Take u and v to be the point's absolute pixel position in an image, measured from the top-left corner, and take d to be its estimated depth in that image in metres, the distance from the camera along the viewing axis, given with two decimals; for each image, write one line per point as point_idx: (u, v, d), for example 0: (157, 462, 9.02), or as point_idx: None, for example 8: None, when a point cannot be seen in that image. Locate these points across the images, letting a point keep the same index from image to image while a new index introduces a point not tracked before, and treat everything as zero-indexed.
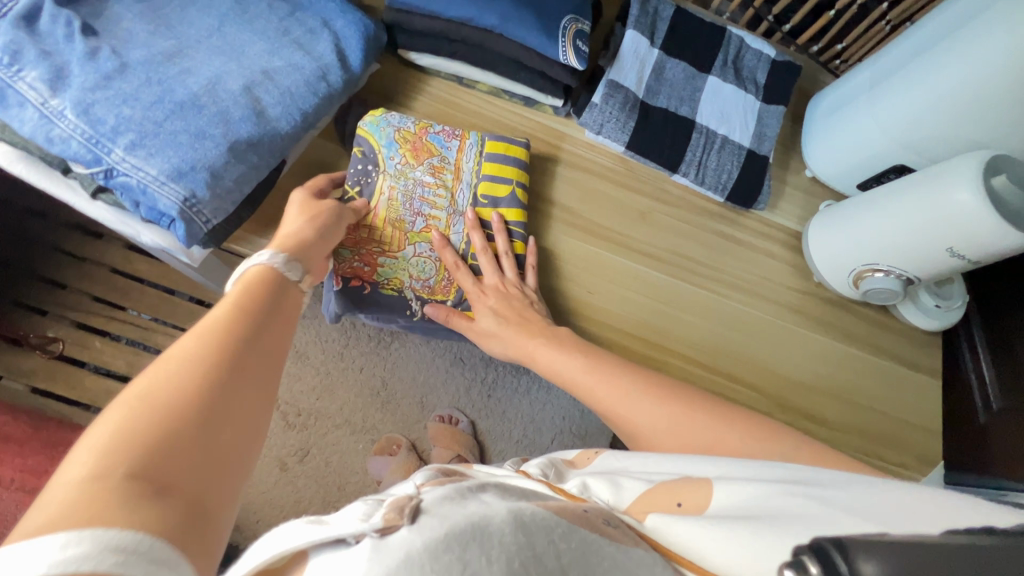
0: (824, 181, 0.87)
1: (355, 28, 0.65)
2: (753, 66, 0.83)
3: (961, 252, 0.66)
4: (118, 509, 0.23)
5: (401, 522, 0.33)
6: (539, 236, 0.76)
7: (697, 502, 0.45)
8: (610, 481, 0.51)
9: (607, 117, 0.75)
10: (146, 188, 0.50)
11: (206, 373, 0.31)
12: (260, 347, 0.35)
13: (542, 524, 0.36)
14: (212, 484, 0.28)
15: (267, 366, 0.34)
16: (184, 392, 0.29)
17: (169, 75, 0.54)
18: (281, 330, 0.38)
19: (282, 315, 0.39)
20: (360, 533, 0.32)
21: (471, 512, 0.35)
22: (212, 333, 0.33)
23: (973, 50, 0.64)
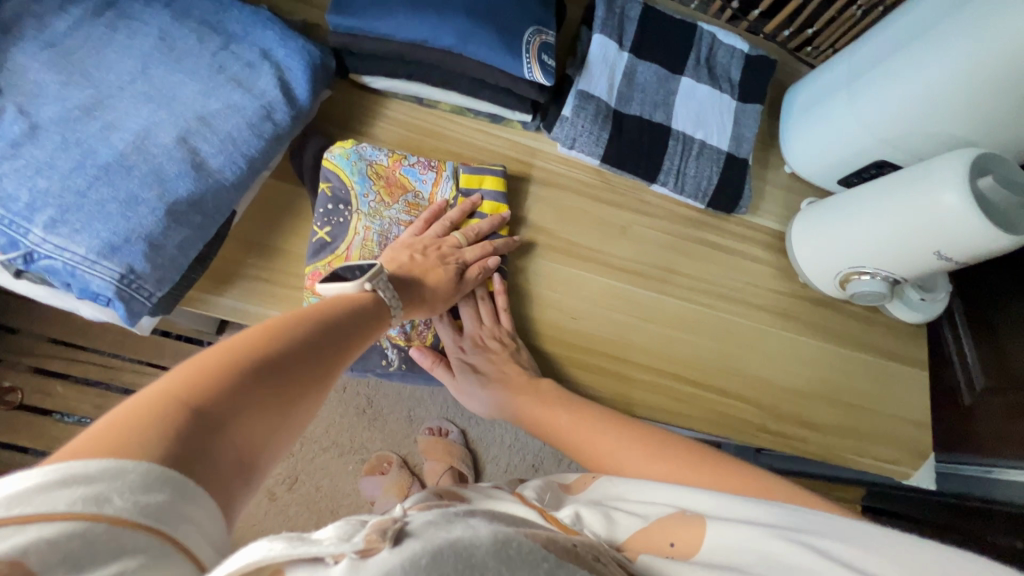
0: (804, 177, 0.84)
1: (299, 56, 0.58)
2: (726, 63, 0.80)
3: (949, 255, 0.64)
4: (166, 430, 0.31)
5: (382, 543, 0.32)
6: (518, 263, 0.72)
7: (689, 542, 0.46)
8: (604, 514, 0.50)
9: (579, 130, 0.71)
10: (75, 270, 0.45)
11: (276, 356, 0.40)
12: (334, 352, 0.45)
13: (522, 548, 0.34)
14: (259, 448, 0.36)
15: (316, 373, 0.42)
16: (258, 362, 0.38)
17: (88, 134, 0.48)
18: (354, 340, 0.48)
19: (371, 327, 0.51)
20: (339, 553, 0.31)
21: (454, 538, 0.33)
22: (306, 325, 0.44)
23: (957, 44, 0.62)
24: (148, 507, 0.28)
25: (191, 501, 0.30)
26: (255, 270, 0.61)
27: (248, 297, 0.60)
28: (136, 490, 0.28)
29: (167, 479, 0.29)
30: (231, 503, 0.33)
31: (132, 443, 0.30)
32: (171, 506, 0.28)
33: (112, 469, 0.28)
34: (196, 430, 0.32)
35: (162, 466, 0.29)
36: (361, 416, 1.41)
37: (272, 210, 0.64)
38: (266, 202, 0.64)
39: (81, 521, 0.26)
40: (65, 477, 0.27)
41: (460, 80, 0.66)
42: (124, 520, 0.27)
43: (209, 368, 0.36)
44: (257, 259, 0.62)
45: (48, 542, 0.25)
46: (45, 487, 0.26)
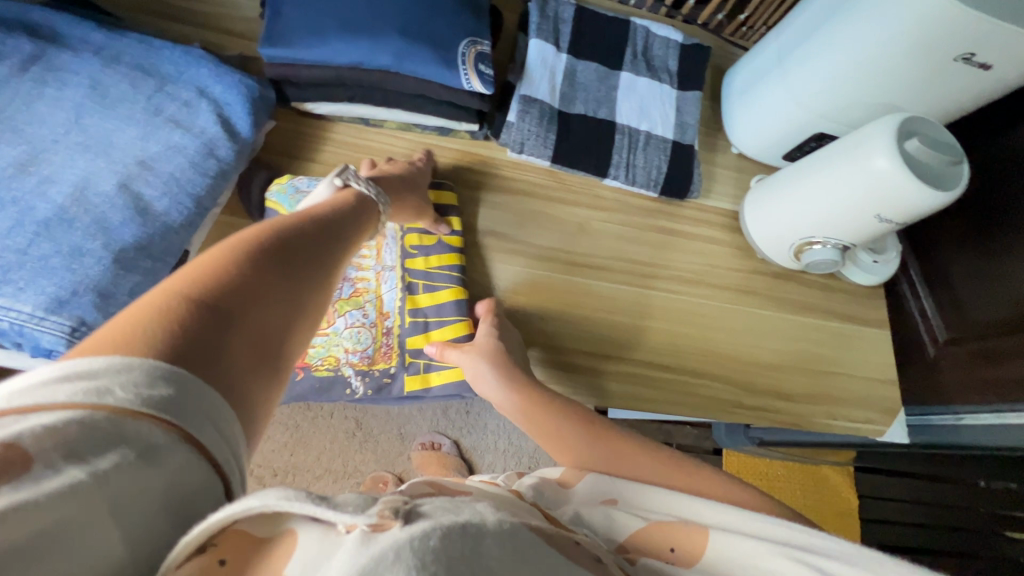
0: (751, 156, 0.87)
1: (237, 91, 0.59)
2: (663, 54, 0.82)
3: (888, 217, 0.67)
4: (166, 328, 0.30)
5: (395, 519, 0.29)
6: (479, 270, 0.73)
7: (690, 551, 0.48)
8: (605, 513, 0.51)
9: (526, 134, 0.73)
10: (23, 328, 0.45)
11: (265, 254, 0.39)
12: (328, 254, 0.44)
13: (529, 538, 0.35)
14: (268, 343, 0.36)
15: (309, 270, 0.41)
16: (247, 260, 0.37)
17: (25, 191, 0.48)
18: (344, 244, 0.47)
19: (360, 233, 0.50)
20: (352, 523, 0.28)
21: (461, 521, 0.31)
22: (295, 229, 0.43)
23: (869, 18, 0.65)
24: (157, 400, 0.27)
25: (198, 396, 0.29)
26: None
27: None
28: (140, 383, 0.27)
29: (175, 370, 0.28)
30: (250, 395, 0.33)
31: (136, 341, 0.28)
32: (177, 400, 0.27)
33: (111, 368, 0.27)
34: (203, 326, 0.32)
35: (163, 362, 0.28)
36: (352, 439, 1.40)
37: None
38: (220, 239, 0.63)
39: (83, 411, 0.25)
40: (69, 373, 0.26)
41: (401, 97, 0.67)
42: (128, 409, 0.26)
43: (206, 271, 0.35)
44: None
45: (45, 431, 0.23)
46: (43, 383, 0.25)
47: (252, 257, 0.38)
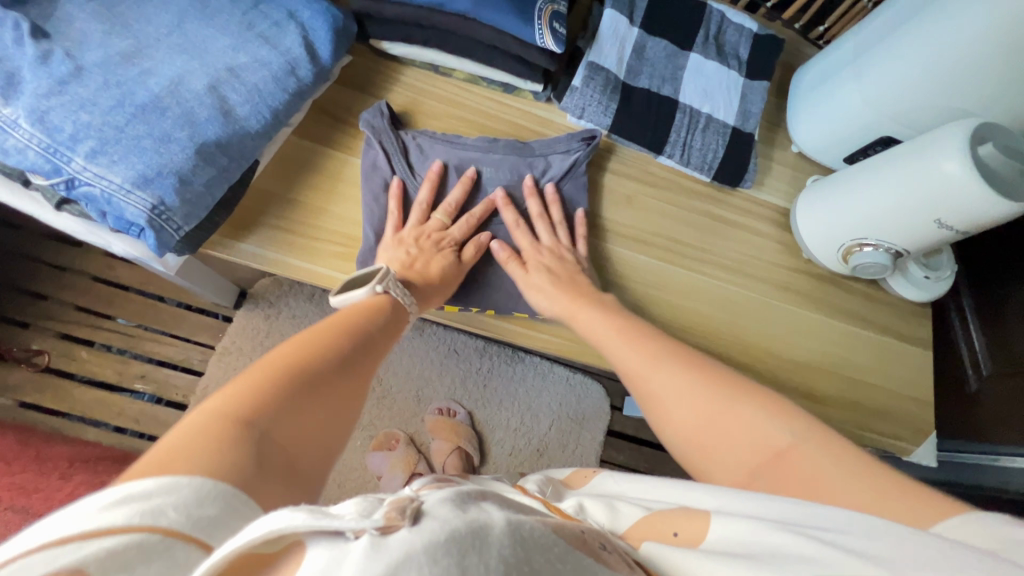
0: (811, 155, 0.86)
1: (323, 18, 0.62)
2: (735, 42, 0.82)
3: (950, 223, 0.65)
4: (228, 429, 0.37)
5: (402, 522, 0.31)
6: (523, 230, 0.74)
7: (693, 533, 0.44)
8: (609, 506, 0.52)
9: (588, 101, 0.74)
10: (111, 197, 0.48)
11: (314, 362, 0.46)
12: (359, 361, 0.50)
13: (541, 540, 0.36)
14: (312, 438, 0.42)
15: (355, 376, 0.49)
16: (298, 363, 0.45)
17: (128, 77, 0.52)
18: (378, 345, 0.54)
19: (391, 333, 0.57)
20: (360, 528, 0.30)
21: (471, 520, 0.34)
22: (323, 337, 0.50)
23: (951, 22, 0.63)
24: (200, 519, 0.31)
25: (235, 513, 0.33)
26: (275, 220, 0.64)
27: (268, 245, 0.63)
28: (186, 482, 0.32)
29: (209, 496, 0.32)
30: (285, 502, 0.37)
31: (215, 439, 0.36)
32: (219, 520, 0.32)
33: (162, 482, 0.31)
34: (235, 439, 0.37)
35: (217, 461, 0.34)
36: (371, 393, 1.44)
37: (294, 165, 0.66)
38: (289, 158, 0.66)
39: (138, 532, 0.29)
40: (127, 497, 0.30)
41: (474, 45, 0.69)
42: (178, 531, 0.30)
43: (235, 392, 0.41)
44: (277, 208, 0.65)
45: (106, 553, 0.28)
46: (103, 507, 0.29)
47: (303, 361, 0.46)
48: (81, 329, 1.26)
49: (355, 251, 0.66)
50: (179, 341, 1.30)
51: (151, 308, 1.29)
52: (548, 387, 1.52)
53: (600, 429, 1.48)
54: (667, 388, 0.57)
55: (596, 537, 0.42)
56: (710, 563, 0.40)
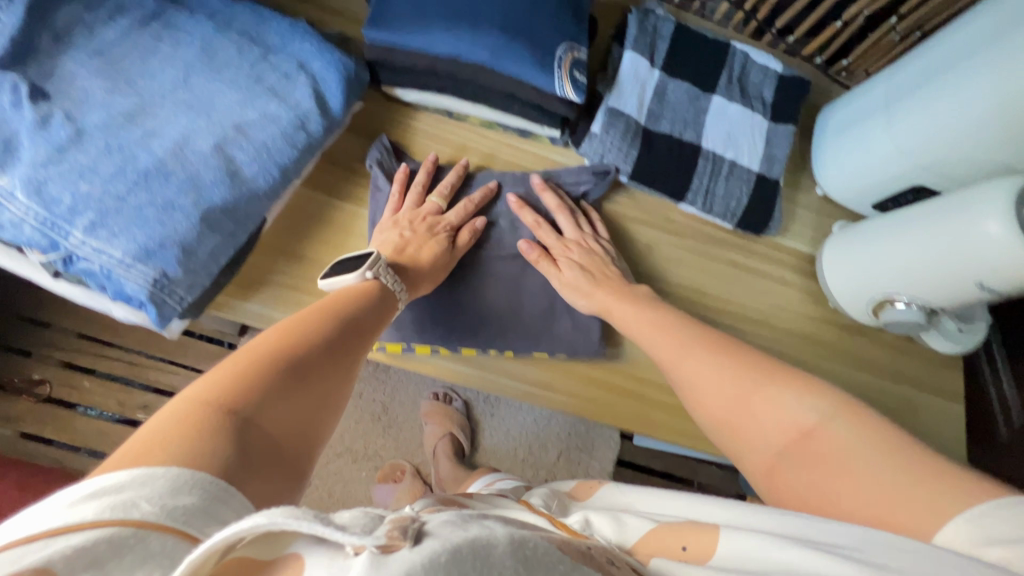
0: (838, 199, 0.82)
1: (334, 69, 0.59)
2: (759, 83, 0.78)
3: (992, 286, 0.62)
4: (212, 415, 0.34)
5: (403, 541, 0.29)
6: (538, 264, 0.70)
7: (702, 547, 0.40)
8: (614, 517, 0.47)
9: (607, 147, 0.71)
10: (111, 272, 0.46)
11: (304, 343, 0.43)
12: (350, 344, 0.47)
13: (545, 557, 0.32)
14: (302, 427, 0.39)
15: (347, 360, 0.46)
16: (287, 343, 0.42)
17: (131, 140, 0.49)
18: (369, 331, 0.51)
19: (381, 319, 0.53)
20: (361, 545, 0.27)
21: (471, 537, 0.31)
22: (315, 318, 0.46)
23: (994, 76, 0.61)
24: (179, 510, 0.28)
25: (223, 504, 0.30)
26: (282, 278, 0.62)
27: (273, 304, 0.61)
28: (163, 471, 0.29)
29: (196, 488, 0.29)
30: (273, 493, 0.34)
31: (197, 425, 0.33)
32: (202, 511, 0.28)
33: (136, 473, 0.28)
34: (219, 424, 0.33)
35: (200, 449, 0.31)
36: (376, 422, 1.41)
37: (302, 218, 0.64)
38: (297, 211, 0.64)
39: (113, 526, 0.26)
40: (99, 490, 0.27)
41: (490, 93, 0.66)
42: (152, 522, 0.27)
43: (220, 373, 0.38)
44: (284, 265, 0.62)
45: (73, 551, 0.25)
46: (75, 501, 0.26)
47: (293, 342, 0.43)
48: (83, 357, 1.24)
49: None
50: (182, 370, 1.27)
51: (154, 336, 1.27)
52: (556, 416, 1.49)
53: (610, 460, 1.44)
54: (697, 373, 0.54)
55: (602, 551, 0.39)
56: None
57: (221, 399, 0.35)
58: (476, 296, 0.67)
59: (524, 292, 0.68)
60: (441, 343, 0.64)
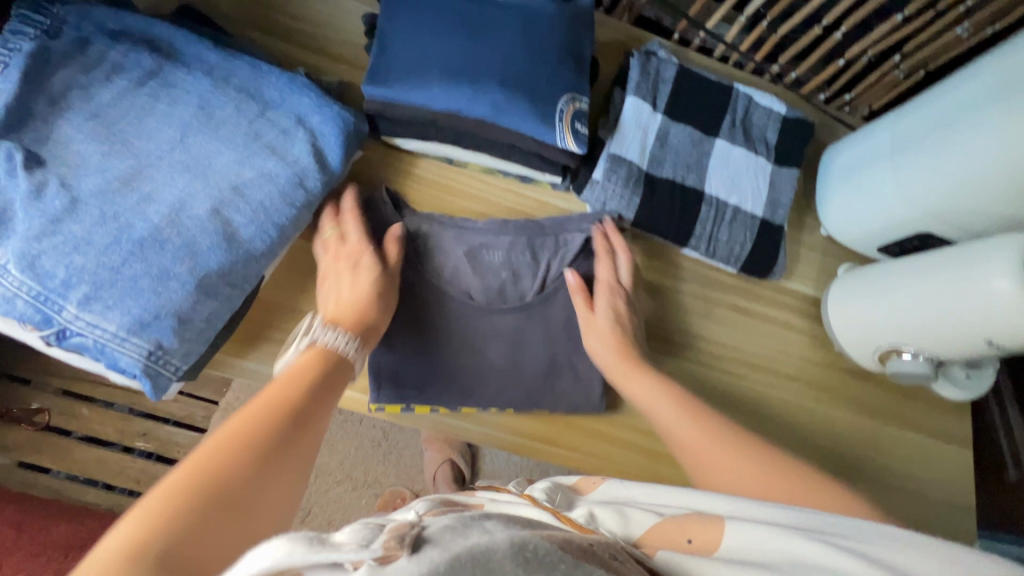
0: (842, 240, 0.81)
1: (333, 123, 0.59)
2: (762, 125, 0.78)
3: (1000, 343, 0.61)
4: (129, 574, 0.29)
5: (402, 551, 0.30)
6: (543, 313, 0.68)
7: (709, 540, 0.41)
8: (619, 512, 0.47)
9: (609, 194, 0.70)
10: (105, 346, 0.47)
11: (246, 449, 0.38)
12: (301, 434, 0.42)
13: (545, 555, 0.31)
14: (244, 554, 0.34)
15: (298, 457, 0.41)
16: (224, 452, 0.37)
17: (126, 207, 0.49)
18: (323, 411, 0.45)
19: (336, 391, 0.48)
20: (359, 560, 0.30)
21: (472, 544, 0.31)
22: (261, 410, 0.41)
23: (1001, 130, 0.60)
24: None
25: None
26: (281, 333, 0.61)
27: (271, 360, 0.60)
28: None
29: None
30: None
31: None
32: None
33: None
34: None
35: None
36: (376, 448, 1.39)
37: (301, 271, 0.63)
38: (295, 264, 0.63)
39: None
40: None
41: (491, 143, 0.65)
42: None
43: (142, 509, 0.32)
44: (282, 320, 0.61)
45: None
46: None
47: (230, 451, 0.37)
48: None
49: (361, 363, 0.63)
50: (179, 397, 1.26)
51: None
52: None
53: None
54: (711, 444, 0.54)
55: (604, 547, 0.34)
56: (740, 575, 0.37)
57: (139, 550, 0.30)
58: (477, 355, 0.65)
59: (527, 346, 0.67)
60: (441, 404, 0.64)
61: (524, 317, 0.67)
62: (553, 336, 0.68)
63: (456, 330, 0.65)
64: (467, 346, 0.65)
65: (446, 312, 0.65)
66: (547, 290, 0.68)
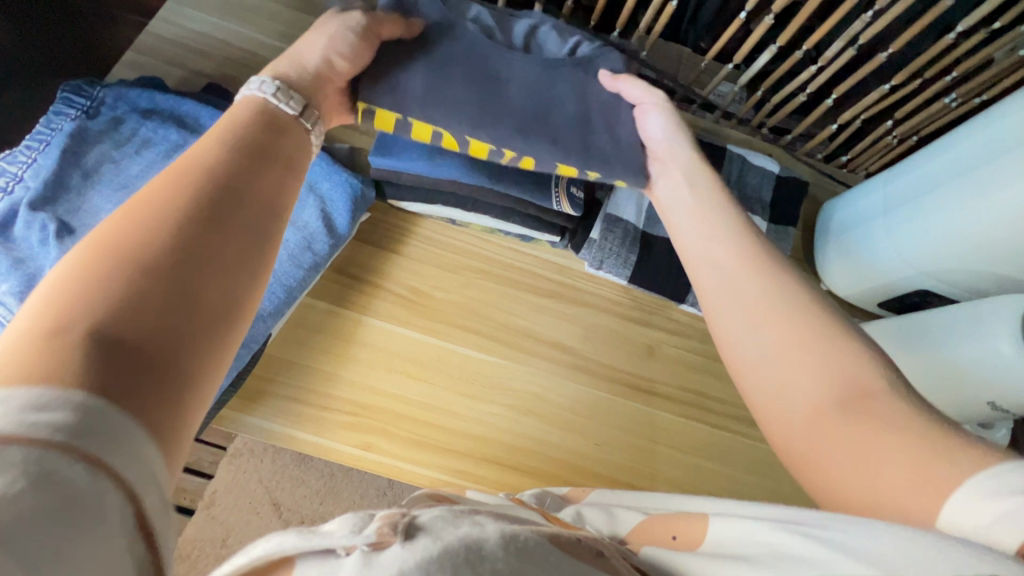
0: (842, 296, 0.82)
1: (343, 189, 0.66)
2: (757, 184, 0.80)
3: (1004, 405, 0.61)
4: (69, 340, 0.26)
5: (394, 538, 0.28)
6: (568, 83, 0.63)
7: (693, 535, 0.40)
8: (608, 513, 0.50)
9: (606, 253, 0.72)
10: None
11: (182, 206, 0.33)
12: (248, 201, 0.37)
13: (537, 546, 0.32)
14: (211, 302, 0.32)
15: (255, 211, 0.37)
16: (152, 213, 0.32)
17: None
18: (279, 171, 0.41)
19: (285, 150, 0.43)
20: (351, 545, 0.28)
21: (464, 533, 0.30)
22: (195, 178, 0.35)
23: (988, 195, 0.61)
24: (47, 432, 0.22)
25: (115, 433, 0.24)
26: (287, 389, 0.63)
27: (275, 417, 0.61)
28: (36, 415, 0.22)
29: (74, 406, 0.23)
30: (170, 412, 0.28)
31: (53, 367, 0.24)
32: (94, 430, 0.24)
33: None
34: (92, 340, 0.26)
35: (68, 390, 0.24)
36: None
37: (308, 329, 0.66)
38: (303, 321, 0.66)
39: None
40: None
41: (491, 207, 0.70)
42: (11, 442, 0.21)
43: (77, 267, 0.29)
44: (288, 376, 0.63)
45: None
46: None
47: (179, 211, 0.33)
48: None
49: (364, 420, 0.63)
50: None
51: None
52: None
53: None
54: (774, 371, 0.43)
55: (592, 543, 0.36)
56: (709, 568, 0.35)
57: (75, 317, 0.27)
58: (497, 93, 0.59)
59: (556, 96, 0.61)
60: (446, 127, 0.58)
61: (549, 69, 0.62)
62: (583, 100, 0.62)
63: (472, 66, 0.59)
64: (483, 85, 0.59)
65: (471, 54, 0.60)
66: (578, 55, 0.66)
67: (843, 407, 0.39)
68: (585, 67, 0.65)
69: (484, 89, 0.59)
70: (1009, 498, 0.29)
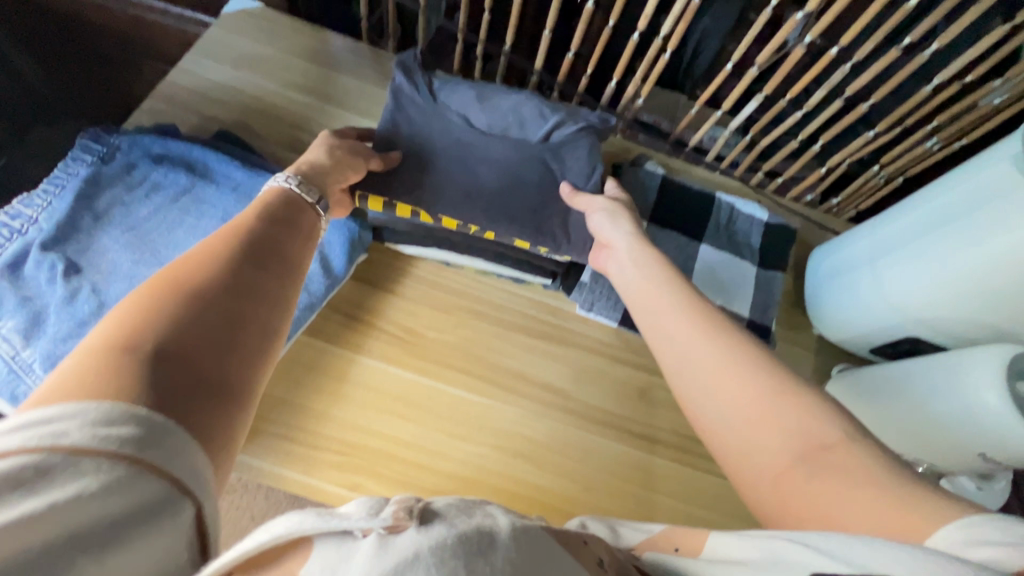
0: (832, 339, 0.83)
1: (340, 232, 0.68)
2: (746, 230, 0.82)
3: (995, 457, 0.60)
4: (131, 361, 0.30)
5: (410, 521, 0.29)
6: (534, 167, 0.73)
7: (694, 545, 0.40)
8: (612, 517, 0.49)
9: (596, 296, 0.75)
10: None
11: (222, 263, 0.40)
12: (272, 261, 0.44)
13: (538, 534, 0.33)
14: (244, 342, 0.38)
15: (278, 270, 0.44)
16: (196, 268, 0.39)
17: None
18: (296, 239, 0.49)
19: (299, 220, 0.51)
20: (369, 527, 0.29)
21: (477, 522, 0.31)
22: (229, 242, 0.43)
23: (972, 240, 0.63)
24: (120, 437, 0.26)
25: (169, 436, 0.29)
26: (277, 426, 0.63)
27: (264, 455, 0.62)
28: (102, 420, 0.26)
29: (132, 420, 0.27)
30: (209, 428, 0.32)
31: (115, 379, 0.29)
32: (147, 436, 0.27)
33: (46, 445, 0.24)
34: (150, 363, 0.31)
35: (129, 403, 0.28)
36: None
37: (301, 367, 0.67)
38: (298, 360, 0.67)
39: (38, 454, 0.24)
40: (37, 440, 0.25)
41: (484, 251, 0.73)
42: (86, 449, 0.25)
43: (134, 310, 0.34)
44: (280, 415, 0.64)
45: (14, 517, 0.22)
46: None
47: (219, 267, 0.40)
48: None
49: (352, 459, 0.63)
50: None
51: None
52: None
53: None
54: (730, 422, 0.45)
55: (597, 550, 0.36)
56: None
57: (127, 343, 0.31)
58: (469, 175, 0.70)
59: (527, 182, 0.72)
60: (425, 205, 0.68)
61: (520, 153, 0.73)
62: (545, 183, 0.73)
63: (450, 161, 0.71)
64: (461, 167, 0.71)
65: (461, 142, 0.72)
66: (552, 138, 0.74)
67: (800, 456, 0.41)
68: (555, 153, 0.74)
69: (462, 173, 0.70)
70: (982, 547, 0.29)
